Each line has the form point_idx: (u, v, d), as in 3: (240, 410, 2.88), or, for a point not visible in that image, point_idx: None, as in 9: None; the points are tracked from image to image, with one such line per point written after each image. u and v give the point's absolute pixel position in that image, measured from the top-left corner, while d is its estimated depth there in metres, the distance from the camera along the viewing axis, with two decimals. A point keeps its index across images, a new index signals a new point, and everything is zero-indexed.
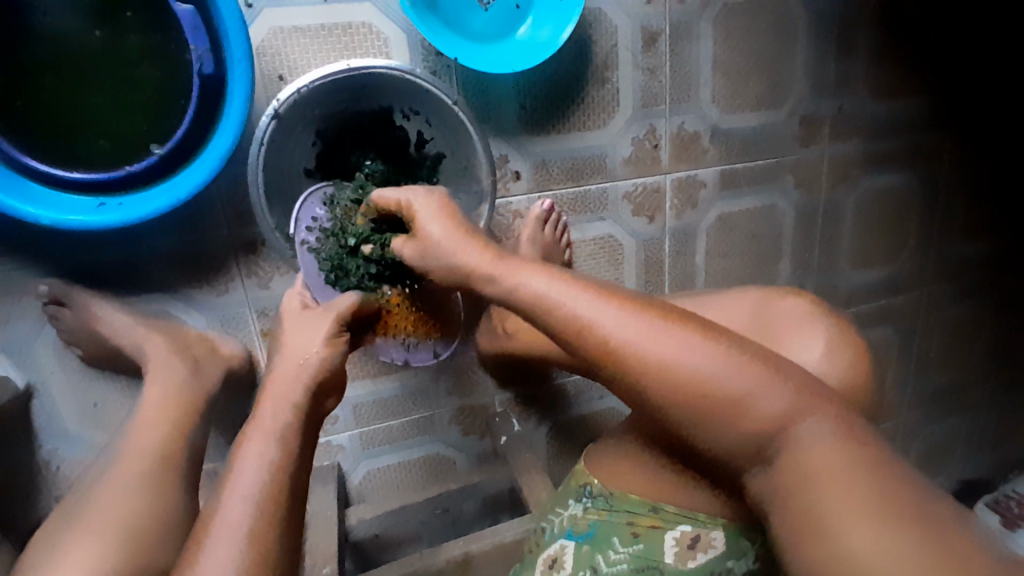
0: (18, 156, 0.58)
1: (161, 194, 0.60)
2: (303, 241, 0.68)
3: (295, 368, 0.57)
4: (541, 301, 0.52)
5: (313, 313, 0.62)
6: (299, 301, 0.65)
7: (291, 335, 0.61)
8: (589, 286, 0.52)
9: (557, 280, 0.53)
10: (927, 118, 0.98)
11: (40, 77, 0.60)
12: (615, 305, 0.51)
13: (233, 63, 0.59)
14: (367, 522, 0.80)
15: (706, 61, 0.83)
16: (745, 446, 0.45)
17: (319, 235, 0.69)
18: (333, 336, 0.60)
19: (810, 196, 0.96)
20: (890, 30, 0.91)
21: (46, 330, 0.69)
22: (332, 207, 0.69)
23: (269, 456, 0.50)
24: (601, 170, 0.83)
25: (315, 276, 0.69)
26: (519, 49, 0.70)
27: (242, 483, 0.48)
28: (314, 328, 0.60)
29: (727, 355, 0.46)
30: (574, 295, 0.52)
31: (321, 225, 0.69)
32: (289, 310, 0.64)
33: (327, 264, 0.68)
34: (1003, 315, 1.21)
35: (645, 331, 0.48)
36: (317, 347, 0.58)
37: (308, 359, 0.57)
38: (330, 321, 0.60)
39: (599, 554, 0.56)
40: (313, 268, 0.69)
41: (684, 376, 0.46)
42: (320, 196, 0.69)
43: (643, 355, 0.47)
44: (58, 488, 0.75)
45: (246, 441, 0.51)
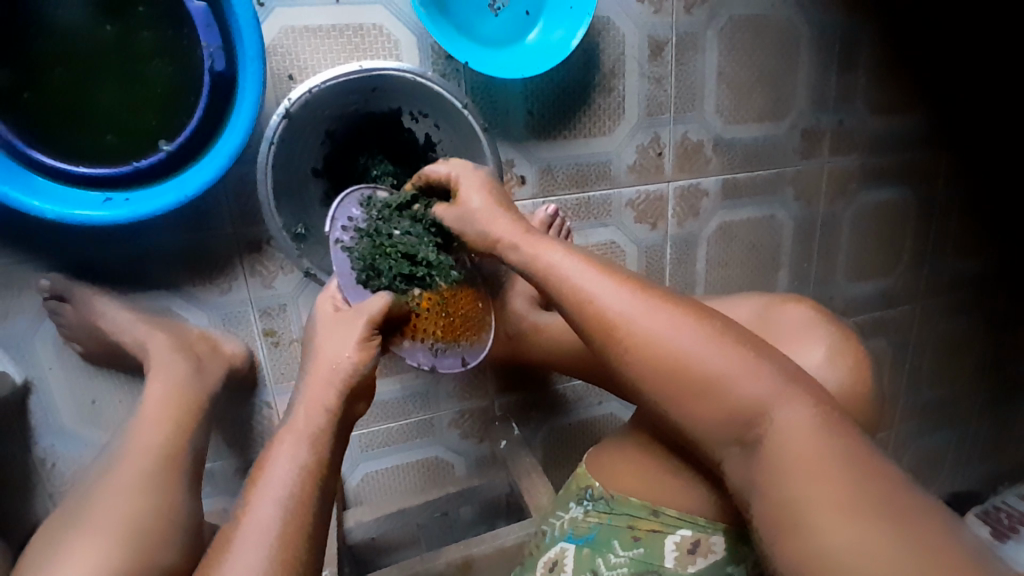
0: (25, 150, 0.58)
1: (168, 190, 0.60)
2: (337, 239, 0.65)
3: (327, 373, 0.57)
4: (554, 272, 0.53)
5: (346, 316, 0.60)
6: (332, 306, 0.63)
7: (325, 340, 0.59)
8: (599, 266, 0.52)
9: (571, 255, 0.54)
10: (923, 133, 1.00)
11: (48, 71, 0.59)
12: (626, 286, 0.50)
13: (245, 61, 0.59)
14: (365, 524, 0.79)
15: (711, 71, 0.84)
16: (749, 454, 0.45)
17: (353, 235, 0.66)
18: (365, 339, 0.59)
19: (809, 208, 0.97)
20: (889, 47, 0.92)
21: (46, 326, 0.68)
22: (368, 210, 0.68)
23: (301, 457, 0.51)
24: (606, 176, 0.84)
25: (348, 277, 0.65)
26: (529, 54, 0.70)
27: (273, 483, 0.49)
28: (344, 333, 0.59)
29: (738, 356, 0.46)
30: (595, 279, 0.51)
31: (356, 226, 0.67)
32: (322, 316, 0.62)
33: (360, 263, 0.65)
34: (994, 328, 1.23)
35: (660, 321, 0.48)
36: (349, 353, 0.58)
37: (340, 364, 0.57)
38: (361, 325, 0.59)
39: (599, 557, 0.56)
40: (346, 268, 0.65)
41: (696, 383, 0.46)
42: (357, 197, 0.67)
43: (656, 358, 0.47)
44: (53, 486, 0.74)
45: (278, 442, 0.52)
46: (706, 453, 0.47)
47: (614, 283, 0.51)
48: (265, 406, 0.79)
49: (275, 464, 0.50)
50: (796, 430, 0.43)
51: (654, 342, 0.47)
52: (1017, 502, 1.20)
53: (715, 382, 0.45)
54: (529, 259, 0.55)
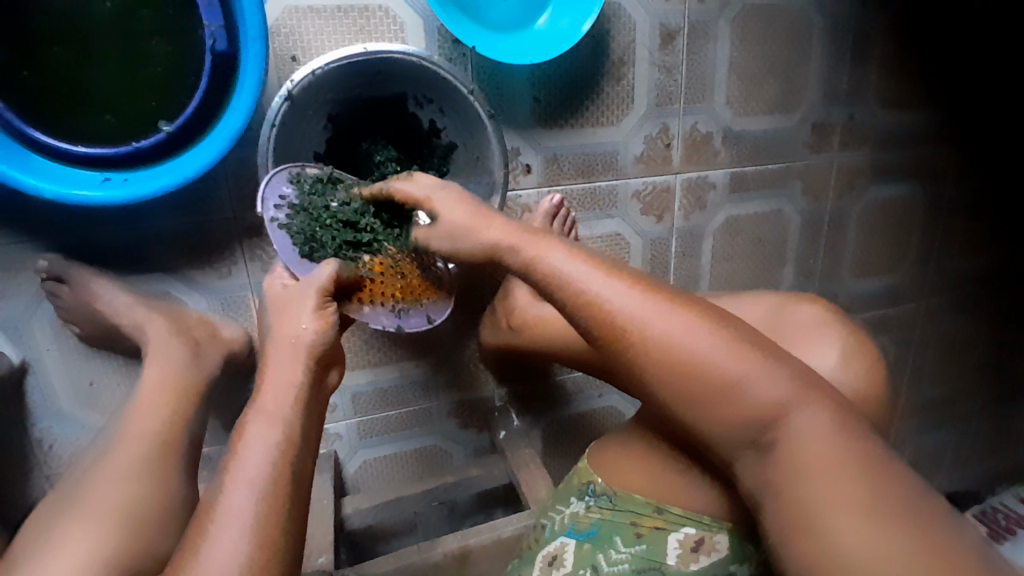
0: (23, 129, 0.57)
1: (168, 171, 0.59)
2: (272, 218, 0.63)
3: (290, 349, 0.55)
4: (556, 272, 0.51)
5: (296, 292, 0.58)
6: (281, 283, 0.61)
7: (280, 318, 0.57)
8: (603, 266, 0.51)
9: (573, 256, 0.52)
10: (935, 130, 0.99)
11: (48, 49, 0.58)
12: (634, 286, 0.49)
13: (248, 42, 0.57)
14: (363, 511, 0.79)
15: (722, 61, 0.82)
16: (752, 450, 0.44)
17: (288, 212, 0.64)
18: (320, 308, 0.57)
19: (817, 204, 0.96)
20: (904, 42, 0.91)
21: (42, 308, 0.67)
22: (298, 184, 0.64)
23: (274, 438, 0.49)
24: (612, 167, 0.82)
25: (291, 254, 0.64)
26: (538, 39, 0.69)
27: (245, 468, 0.47)
28: (296, 307, 0.57)
29: (747, 356, 0.45)
30: (602, 282, 0.49)
31: (290, 203, 0.64)
32: (271, 295, 0.60)
33: (301, 238, 0.64)
34: (998, 329, 1.22)
35: (669, 323, 0.47)
36: (307, 323, 0.56)
37: (300, 337, 0.55)
38: (311, 298, 0.57)
39: (600, 553, 0.56)
40: (287, 246, 0.64)
41: (703, 383, 0.45)
42: (285, 174, 0.64)
43: (664, 357, 0.46)
44: (51, 467, 0.74)
45: (248, 424, 0.50)
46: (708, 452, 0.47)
47: (625, 283, 0.49)
48: None
49: (251, 451, 0.48)
50: (800, 430, 0.43)
51: (664, 344, 0.46)
52: (1014, 503, 1.20)
53: (718, 378, 0.44)
54: (529, 258, 0.53)
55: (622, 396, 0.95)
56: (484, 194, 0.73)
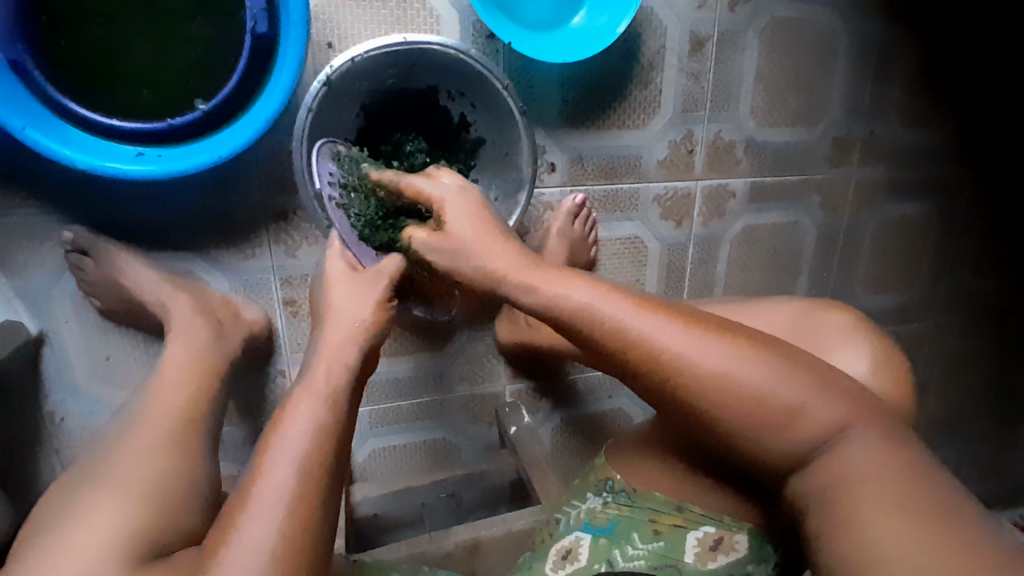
0: (61, 101, 0.57)
1: (202, 150, 0.59)
2: (330, 197, 0.65)
3: (349, 332, 0.57)
4: (580, 308, 0.51)
5: (362, 277, 0.60)
6: (345, 264, 0.62)
7: (339, 302, 0.59)
8: (637, 300, 0.52)
9: (600, 291, 0.52)
10: (952, 150, 1.00)
11: (89, 22, 0.59)
12: (662, 315, 0.50)
13: (290, 25, 0.57)
14: (371, 500, 0.82)
15: (749, 72, 0.83)
16: (768, 442, 0.46)
17: (341, 192, 0.66)
18: (383, 302, 0.59)
19: (833, 218, 0.97)
20: (927, 62, 0.92)
21: (65, 280, 0.68)
22: (342, 163, 0.66)
23: (318, 416, 0.50)
24: (636, 170, 0.83)
25: (350, 233, 0.66)
26: (572, 38, 0.69)
27: (290, 444, 0.48)
28: (363, 293, 0.59)
29: (792, 381, 0.46)
30: (637, 315, 0.50)
31: (339, 181, 0.66)
32: (333, 274, 0.61)
33: (360, 221, 0.67)
34: (1003, 352, 1.23)
35: (714, 354, 0.47)
36: (367, 313, 0.58)
37: (362, 324, 0.57)
38: (381, 287, 0.60)
39: (616, 548, 0.57)
40: (346, 225, 0.66)
41: (732, 387, 0.46)
42: (328, 153, 0.66)
43: (698, 377, 0.47)
44: (62, 441, 0.74)
45: (295, 400, 0.51)
46: (733, 452, 0.47)
47: (660, 318, 0.50)
48: (278, 374, 0.79)
49: (293, 426, 0.49)
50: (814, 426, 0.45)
51: (708, 375, 0.47)
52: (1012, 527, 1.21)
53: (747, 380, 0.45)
54: (547, 301, 0.53)
55: (631, 398, 0.95)
56: (512, 190, 0.74)
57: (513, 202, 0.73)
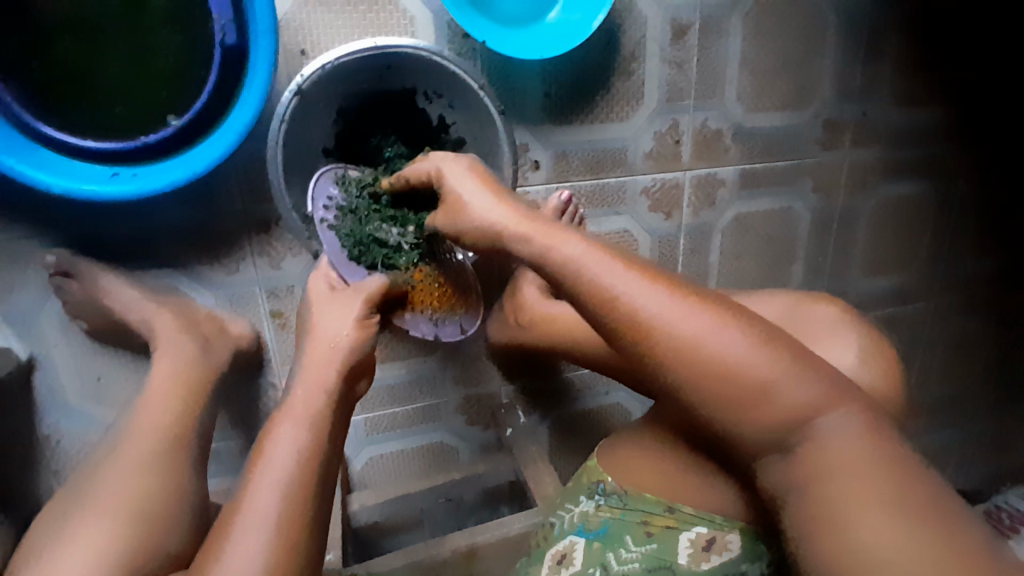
0: (32, 124, 0.56)
1: (176, 166, 0.58)
2: (322, 219, 0.66)
3: (328, 350, 0.58)
4: (570, 268, 0.50)
5: (345, 293, 0.63)
6: (328, 284, 0.65)
7: (320, 318, 0.61)
8: (618, 259, 0.50)
9: (589, 247, 0.51)
10: (948, 127, 0.98)
11: (58, 42, 0.58)
12: (643, 279, 0.49)
13: (257, 35, 0.56)
14: (370, 508, 0.80)
15: (734, 57, 0.81)
16: (757, 436, 0.45)
17: (336, 214, 0.66)
18: (363, 317, 0.61)
19: (827, 202, 0.95)
20: (917, 39, 0.90)
21: (50, 302, 0.67)
22: (344, 188, 0.67)
23: (300, 441, 0.51)
24: (622, 163, 0.82)
25: (340, 256, 0.67)
26: (549, 33, 0.68)
27: (273, 465, 0.49)
28: (345, 309, 0.61)
29: (763, 349, 0.45)
30: (615, 275, 0.49)
31: (338, 204, 0.67)
32: (318, 293, 0.64)
33: (350, 241, 0.67)
34: (1006, 330, 1.21)
35: (682, 318, 0.46)
36: (347, 330, 0.59)
37: (340, 342, 0.59)
38: (360, 304, 0.61)
39: (610, 552, 0.56)
40: (336, 246, 0.66)
41: (716, 353, 0.45)
42: (331, 176, 0.67)
43: (674, 352, 0.46)
44: (58, 461, 0.74)
45: (278, 422, 0.53)
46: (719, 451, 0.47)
47: (640, 281, 0.49)
48: (270, 386, 0.78)
49: (276, 447, 0.51)
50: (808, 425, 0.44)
51: (684, 341, 0.46)
52: (1018, 503, 1.20)
53: (726, 378, 0.45)
54: (539, 251, 0.52)
55: (628, 392, 0.94)
56: None
57: None
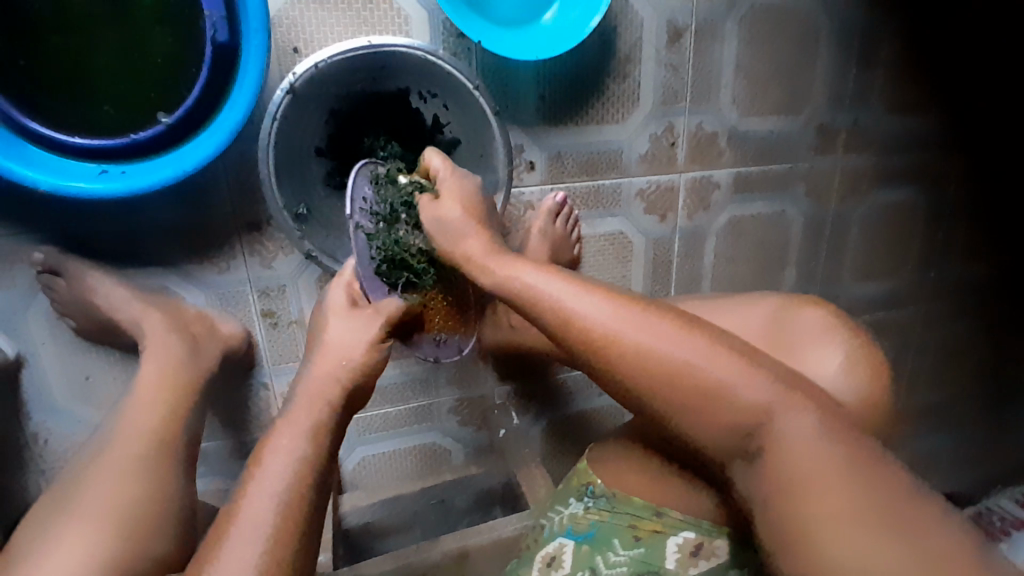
0: (20, 120, 0.55)
1: (166, 164, 0.58)
2: (358, 224, 0.62)
3: (336, 367, 0.57)
4: (523, 287, 0.53)
5: (361, 313, 0.60)
6: (347, 298, 0.62)
7: (337, 333, 0.59)
8: (582, 283, 0.52)
9: (546, 274, 0.54)
10: (941, 133, 0.98)
11: (46, 39, 0.57)
12: (607, 297, 0.51)
13: (249, 33, 0.56)
14: (361, 509, 0.81)
15: (729, 61, 0.81)
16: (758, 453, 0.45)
17: (370, 219, 0.63)
18: (378, 341, 0.59)
19: (820, 206, 0.95)
20: (911, 45, 0.90)
21: (37, 300, 0.66)
22: (378, 188, 0.64)
23: (297, 453, 0.50)
24: (616, 165, 0.82)
25: (366, 267, 0.63)
26: (545, 34, 0.68)
27: (269, 474, 0.49)
28: (362, 330, 0.59)
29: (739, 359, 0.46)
30: (575, 296, 0.51)
31: (371, 207, 0.63)
32: (334, 306, 0.61)
33: (380, 254, 0.63)
34: (997, 335, 1.22)
35: (657, 331, 0.48)
36: (360, 350, 0.58)
37: (351, 361, 0.57)
38: (377, 327, 0.59)
39: (598, 555, 0.56)
40: (365, 257, 0.63)
41: (698, 380, 0.45)
42: (366, 174, 0.64)
43: (647, 364, 0.47)
44: (45, 461, 0.73)
45: (277, 433, 0.52)
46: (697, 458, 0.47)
47: (602, 298, 0.51)
48: (260, 386, 0.78)
49: (275, 458, 0.50)
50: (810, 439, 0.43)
51: (660, 362, 0.47)
52: (1009, 510, 1.21)
53: (716, 384, 0.45)
54: (502, 282, 0.55)
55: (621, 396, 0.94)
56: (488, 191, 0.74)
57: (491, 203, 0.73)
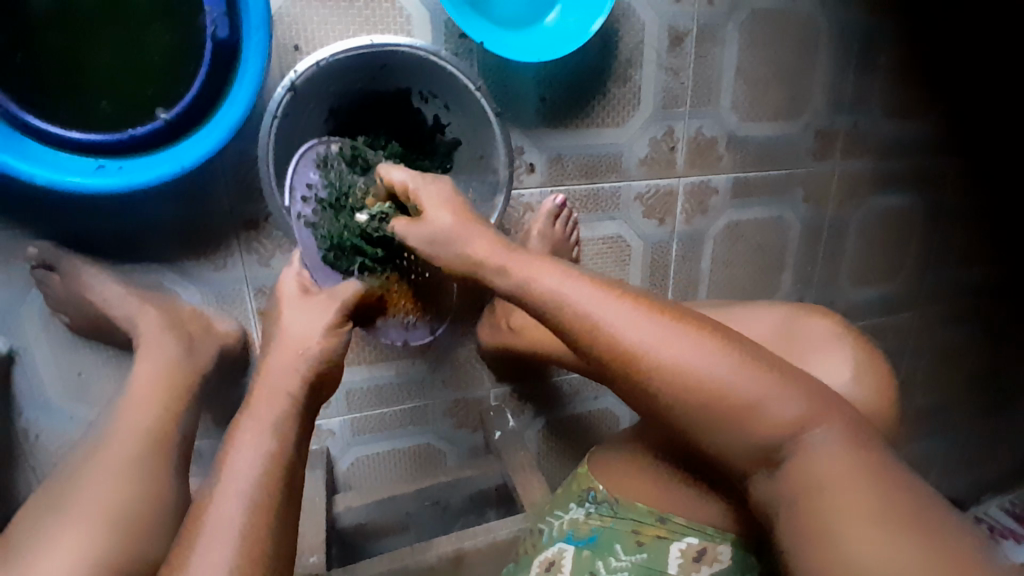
0: (18, 114, 0.55)
1: (163, 160, 0.57)
2: (299, 212, 0.65)
3: (295, 358, 0.56)
4: (553, 294, 0.51)
5: (316, 300, 0.60)
6: (299, 286, 0.62)
7: (289, 320, 0.58)
8: (605, 287, 0.51)
9: (570, 278, 0.52)
10: (937, 140, 0.99)
11: (46, 31, 0.56)
12: (626, 302, 0.50)
13: (251, 30, 0.55)
14: (355, 509, 0.78)
15: (729, 65, 0.82)
16: (755, 454, 0.45)
17: (314, 207, 0.66)
18: (333, 326, 0.58)
19: (818, 211, 0.96)
20: (909, 53, 0.91)
21: (32, 296, 0.65)
22: (325, 172, 0.67)
23: (264, 446, 0.50)
24: (616, 168, 0.82)
25: (314, 256, 0.65)
26: (547, 36, 0.68)
27: (237, 470, 0.48)
28: (316, 316, 0.58)
29: (751, 367, 0.46)
30: (602, 304, 0.49)
31: (316, 194, 0.66)
32: (286, 296, 0.61)
33: (325, 241, 0.65)
34: (990, 342, 1.23)
35: (672, 347, 0.47)
36: (316, 339, 0.57)
37: (309, 350, 0.56)
38: (333, 312, 0.59)
39: (600, 560, 0.55)
40: (312, 245, 0.65)
41: (702, 386, 0.45)
42: (312, 158, 0.66)
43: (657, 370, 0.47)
44: (36, 459, 0.72)
45: (241, 428, 0.51)
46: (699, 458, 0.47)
47: (628, 307, 0.49)
48: (255, 386, 0.77)
49: (239, 454, 0.49)
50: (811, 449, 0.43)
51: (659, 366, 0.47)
52: (1000, 516, 1.22)
53: (719, 393, 0.45)
54: (521, 285, 0.53)
55: (617, 398, 0.94)
56: (487, 193, 0.72)
57: (490, 205, 0.72)
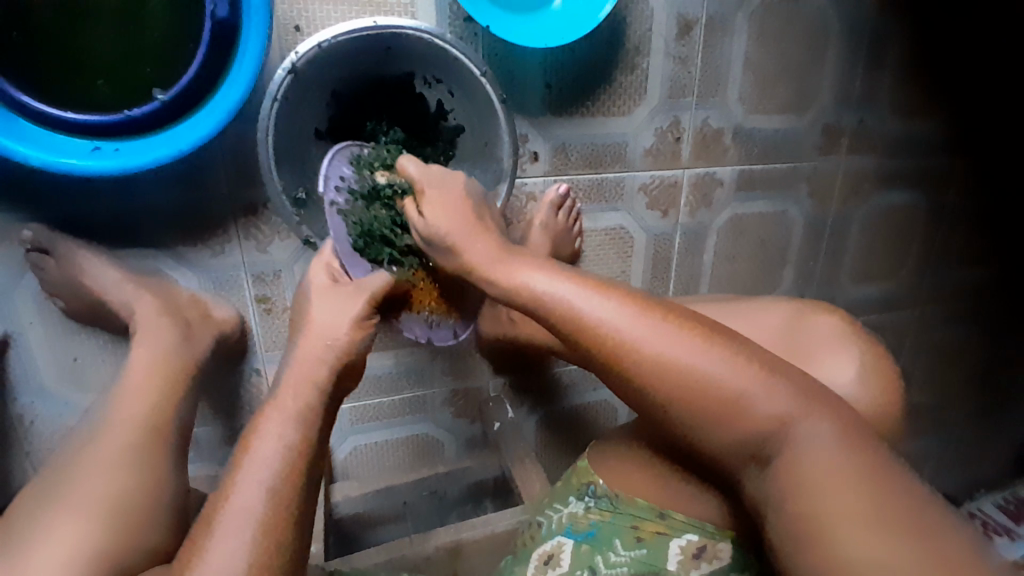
0: (13, 94, 0.53)
1: (161, 142, 0.56)
2: (331, 201, 0.63)
3: (323, 350, 0.56)
4: (550, 296, 0.52)
5: (343, 289, 0.60)
6: (328, 275, 0.62)
7: (318, 311, 0.59)
8: (594, 284, 0.52)
9: (563, 279, 0.52)
10: (944, 137, 0.98)
11: (41, 7, 0.55)
12: (626, 302, 0.50)
13: (252, 11, 0.54)
14: (352, 499, 0.78)
15: (738, 57, 0.80)
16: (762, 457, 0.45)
17: (347, 197, 0.64)
18: (363, 319, 0.58)
19: (822, 208, 0.95)
20: (919, 48, 0.89)
21: (26, 279, 0.64)
22: (358, 168, 0.65)
23: (286, 438, 0.49)
24: (621, 158, 0.81)
25: (345, 244, 0.64)
26: (554, 21, 0.66)
27: (260, 460, 0.48)
28: (344, 307, 0.58)
29: (748, 370, 0.46)
30: (595, 299, 0.50)
31: (349, 186, 0.64)
32: (317, 286, 0.61)
33: (356, 229, 0.64)
34: (989, 341, 1.23)
35: (670, 341, 0.47)
36: (345, 330, 0.57)
37: (336, 342, 0.56)
38: (362, 303, 0.59)
39: (598, 555, 0.56)
40: (342, 233, 0.64)
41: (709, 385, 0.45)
42: (346, 154, 0.65)
43: (663, 375, 0.46)
44: (31, 443, 0.71)
45: (264, 418, 0.51)
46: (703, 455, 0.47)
47: (617, 302, 0.50)
48: (254, 373, 0.76)
49: (263, 443, 0.49)
50: (818, 450, 0.43)
51: (662, 365, 0.46)
52: (992, 514, 1.23)
53: (725, 394, 0.45)
54: (510, 288, 0.54)
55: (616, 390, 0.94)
56: (491, 181, 0.71)
57: (494, 193, 0.70)
